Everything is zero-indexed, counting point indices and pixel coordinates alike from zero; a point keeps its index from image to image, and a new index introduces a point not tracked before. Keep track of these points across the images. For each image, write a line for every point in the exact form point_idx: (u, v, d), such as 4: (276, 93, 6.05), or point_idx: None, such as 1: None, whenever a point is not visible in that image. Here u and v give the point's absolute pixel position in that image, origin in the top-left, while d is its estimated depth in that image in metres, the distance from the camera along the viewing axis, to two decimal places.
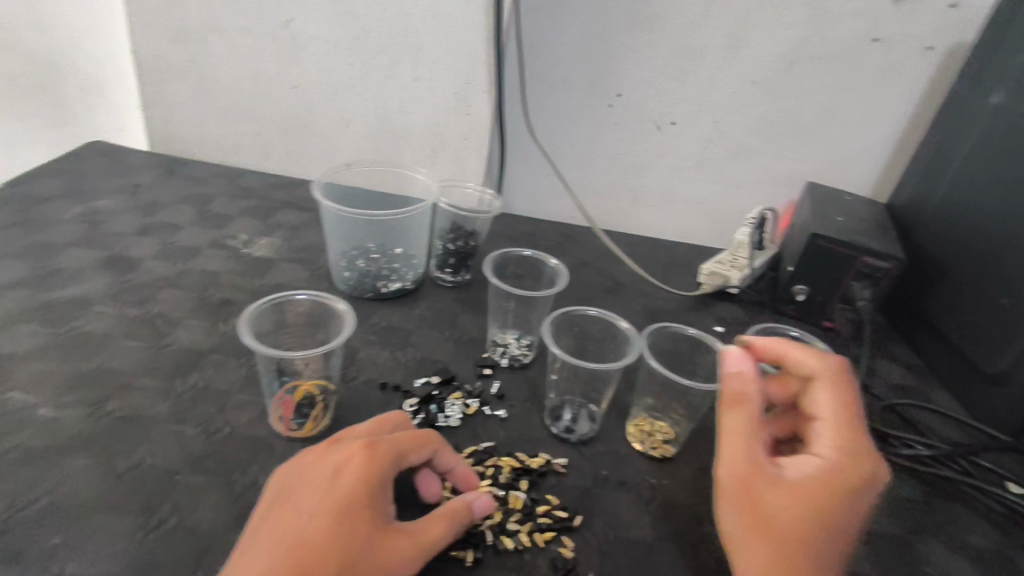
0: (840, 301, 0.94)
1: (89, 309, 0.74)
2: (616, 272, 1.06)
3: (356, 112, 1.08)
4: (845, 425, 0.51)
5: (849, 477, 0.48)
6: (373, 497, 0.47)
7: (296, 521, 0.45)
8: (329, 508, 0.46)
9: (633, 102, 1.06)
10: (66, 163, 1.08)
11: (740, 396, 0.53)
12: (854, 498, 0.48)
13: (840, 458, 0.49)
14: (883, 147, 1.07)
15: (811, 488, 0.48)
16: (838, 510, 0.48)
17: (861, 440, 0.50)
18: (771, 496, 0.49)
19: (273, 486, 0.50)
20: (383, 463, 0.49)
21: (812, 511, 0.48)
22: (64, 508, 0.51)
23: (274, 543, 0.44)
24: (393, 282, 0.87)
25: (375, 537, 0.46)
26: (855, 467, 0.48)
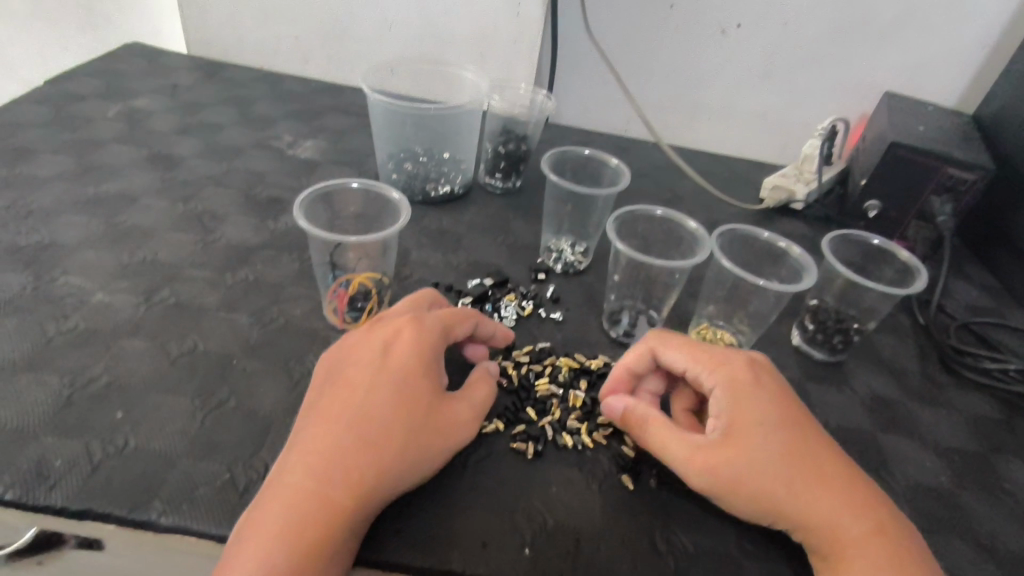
0: (916, 218, 0.87)
1: (135, 203, 0.73)
2: (672, 185, 1.01)
3: (398, 10, 1.02)
4: (702, 353, 0.52)
5: (747, 382, 0.49)
6: (428, 366, 0.47)
7: (356, 392, 0.45)
8: (386, 379, 0.45)
9: (695, 4, 0.98)
10: (105, 63, 1.06)
11: (642, 419, 0.50)
12: (763, 389, 0.49)
13: (732, 376, 0.50)
14: (975, 51, 0.97)
15: (746, 415, 0.47)
16: (772, 411, 0.48)
17: (721, 354, 0.52)
18: (736, 452, 0.46)
19: (321, 370, 0.48)
20: (431, 335, 0.49)
21: (768, 428, 0.47)
22: (124, 386, 0.51)
23: (332, 422, 0.43)
24: (442, 186, 0.84)
25: (435, 404, 0.46)
26: (737, 374, 0.50)
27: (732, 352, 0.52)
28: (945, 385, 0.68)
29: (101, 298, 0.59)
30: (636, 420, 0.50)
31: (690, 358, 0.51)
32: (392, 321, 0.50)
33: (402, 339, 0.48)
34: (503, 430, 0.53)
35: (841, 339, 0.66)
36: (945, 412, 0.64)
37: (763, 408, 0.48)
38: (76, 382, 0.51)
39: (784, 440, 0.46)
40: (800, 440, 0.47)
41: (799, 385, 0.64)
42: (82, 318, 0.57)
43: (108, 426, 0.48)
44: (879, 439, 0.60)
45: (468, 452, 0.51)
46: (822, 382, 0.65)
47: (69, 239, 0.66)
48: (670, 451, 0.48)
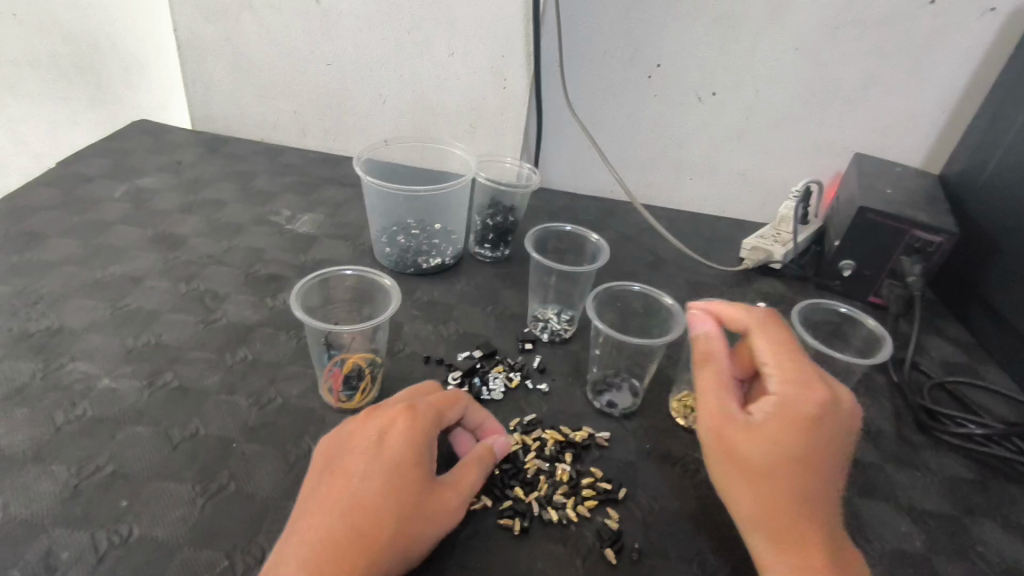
0: (889, 276, 0.91)
1: (140, 284, 0.77)
2: (657, 247, 1.05)
3: (391, 87, 1.08)
4: (787, 362, 0.51)
5: (812, 408, 0.48)
6: (420, 454, 0.49)
7: (349, 483, 0.47)
8: (379, 469, 0.47)
9: (672, 71, 1.03)
10: (113, 142, 1.11)
11: (706, 354, 0.55)
12: (821, 428, 0.48)
13: (801, 394, 0.49)
14: (937, 115, 1.02)
15: (780, 425, 0.48)
16: (811, 443, 0.47)
17: (807, 375, 0.50)
18: (745, 442, 0.48)
19: (319, 456, 0.51)
20: (424, 422, 0.50)
21: (790, 447, 0.47)
22: (129, 474, 0.53)
23: (326, 513, 0.46)
24: (434, 258, 0.88)
25: (425, 492, 0.48)
26: (807, 392, 0.48)
27: (829, 384, 0.50)
28: (920, 447, 0.70)
29: (107, 383, 0.62)
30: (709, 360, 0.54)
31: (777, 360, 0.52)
32: (387, 408, 0.52)
33: (396, 426, 0.50)
34: (491, 506, 0.56)
35: None
36: (920, 475, 0.67)
37: (800, 435, 0.47)
38: (82, 472, 0.53)
39: (795, 465, 0.47)
40: (810, 476, 0.47)
41: None
42: (89, 405, 0.59)
43: (113, 515, 0.50)
44: (856, 504, 0.62)
45: (457, 530, 0.53)
46: None
47: (76, 324, 0.69)
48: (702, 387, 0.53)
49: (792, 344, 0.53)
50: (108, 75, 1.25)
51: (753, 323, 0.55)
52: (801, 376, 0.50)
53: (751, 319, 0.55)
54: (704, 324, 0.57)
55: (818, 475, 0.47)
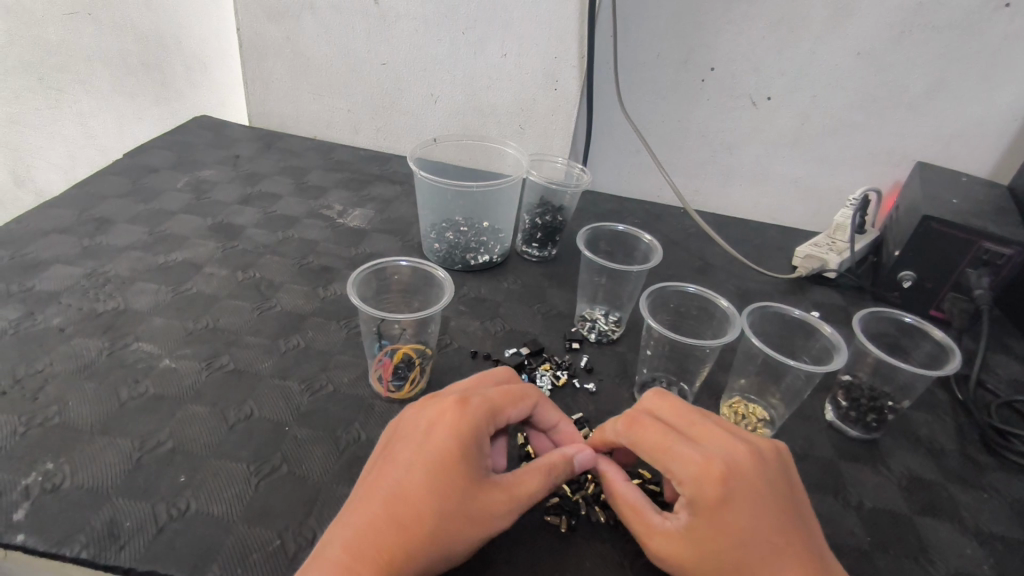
0: (952, 288, 0.87)
1: (199, 271, 0.79)
2: (706, 252, 1.03)
3: (443, 88, 1.09)
4: (668, 462, 0.46)
5: (712, 498, 0.44)
6: (468, 450, 0.48)
7: (396, 473, 0.47)
8: (425, 463, 0.47)
9: (727, 75, 1.02)
10: (175, 135, 1.15)
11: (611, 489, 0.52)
12: (728, 509, 0.44)
13: (697, 490, 0.44)
14: (1009, 124, 0.98)
15: (694, 526, 0.45)
16: (733, 532, 0.43)
17: (693, 463, 0.45)
18: (675, 552, 0.46)
19: (381, 443, 0.51)
20: (473, 417, 0.49)
21: (714, 547, 0.44)
22: (187, 451, 0.55)
23: (371, 501, 0.46)
24: (482, 255, 0.88)
25: (473, 487, 0.46)
26: (697, 481, 0.44)
27: (723, 459, 0.45)
28: (987, 467, 0.67)
29: (167, 364, 0.64)
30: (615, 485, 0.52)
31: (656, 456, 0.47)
32: (442, 401, 0.51)
33: (446, 420, 0.49)
34: (538, 502, 0.55)
35: (875, 418, 0.66)
36: (987, 496, 0.63)
37: (716, 532, 0.44)
38: (144, 446, 0.55)
39: (730, 561, 0.44)
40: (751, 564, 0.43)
41: (833, 464, 0.64)
42: (150, 383, 0.62)
43: (172, 490, 0.51)
44: (918, 524, 0.59)
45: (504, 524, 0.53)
46: (857, 461, 0.65)
47: (139, 306, 0.71)
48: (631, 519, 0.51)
49: (663, 435, 0.47)
50: (172, 73, 1.31)
51: (622, 433, 0.50)
52: (683, 464, 0.45)
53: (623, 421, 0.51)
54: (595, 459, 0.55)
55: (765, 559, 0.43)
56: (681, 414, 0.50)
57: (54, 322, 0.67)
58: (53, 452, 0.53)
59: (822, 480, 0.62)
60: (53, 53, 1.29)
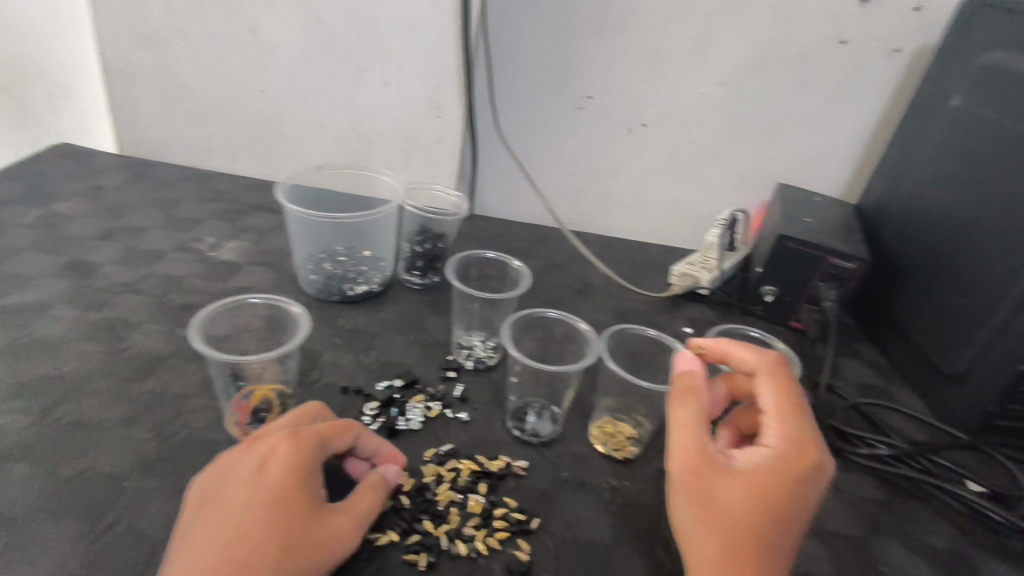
0: (808, 301, 0.94)
1: (41, 314, 0.73)
2: (590, 274, 1.06)
3: (326, 115, 1.07)
4: (791, 420, 0.52)
5: (799, 459, 0.50)
6: (303, 482, 0.48)
7: (228, 518, 0.45)
8: (260, 500, 0.46)
9: (603, 106, 1.06)
10: (29, 165, 1.07)
11: (690, 388, 0.55)
12: (803, 485, 0.49)
13: (799, 454, 0.50)
14: (853, 148, 1.08)
15: (762, 470, 0.49)
16: (789, 489, 0.49)
17: (808, 435, 0.51)
18: (723, 483, 0.49)
19: (194, 493, 0.48)
20: (307, 449, 0.49)
21: (763, 499, 0.48)
22: (5, 518, 0.50)
23: (203, 551, 0.44)
24: (360, 285, 0.86)
25: (310, 520, 0.47)
26: (803, 449, 0.50)
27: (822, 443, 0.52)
28: (834, 469, 0.72)
29: None
30: (693, 390, 0.55)
31: (780, 409, 0.53)
32: (269, 438, 0.50)
33: (278, 455, 0.48)
34: (397, 541, 0.54)
35: None
36: (832, 496, 0.68)
37: (785, 492, 0.49)
38: None
39: (773, 511, 0.48)
40: (781, 521, 0.48)
41: None
42: None
43: None
44: None
45: (359, 568, 0.52)
46: None
47: None
48: (684, 425, 0.53)
49: (803, 400, 0.54)
50: (31, 97, 1.21)
51: (770, 363, 0.55)
52: (800, 433, 0.51)
53: (757, 361, 0.56)
54: (689, 362, 0.57)
55: (784, 532, 0.48)
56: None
57: None
58: None
59: None
60: None
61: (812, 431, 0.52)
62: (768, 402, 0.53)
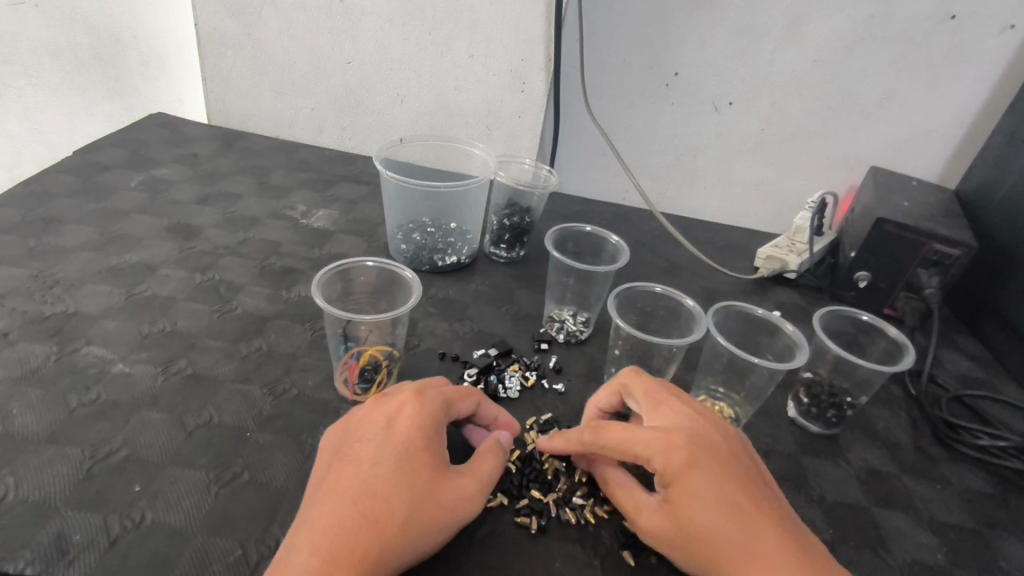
0: (905, 288, 0.90)
1: (154, 273, 0.76)
2: (672, 254, 1.05)
3: (410, 88, 1.08)
4: (630, 438, 0.49)
5: (675, 467, 0.47)
6: (429, 438, 0.49)
7: (360, 467, 0.46)
8: (391, 453, 0.47)
9: (690, 82, 1.04)
10: (129, 133, 1.11)
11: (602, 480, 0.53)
12: (685, 492, 0.46)
13: (656, 468, 0.47)
14: (955, 131, 1.02)
15: (671, 498, 0.46)
16: (709, 489, 0.46)
17: (644, 443, 0.49)
18: (659, 535, 0.47)
19: (326, 447, 0.50)
20: (431, 408, 0.50)
21: (686, 523, 0.45)
22: (142, 459, 0.53)
23: (337, 498, 0.45)
24: (450, 256, 0.87)
25: (438, 476, 0.47)
26: (657, 461, 0.47)
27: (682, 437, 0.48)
28: (939, 460, 0.69)
29: (120, 369, 0.61)
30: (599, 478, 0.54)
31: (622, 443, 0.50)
32: (396, 396, 0.52)
33: (406, 412, 0.50)
34: (507, 504, 0.55)
35: (834, 412, 0.68)
36: (940, 487, 0.66)
37: (688, 508, 0.46)
38: (96, 455, 0.52)
39: (706, 541, 0.45)
40: (719, 537, 0.44)
41: (795, 458, 0.66)
42: (103, 389, 0.59)
43: (127, 500, 0.49)
44: (876, 515, 0.61)
45: (474, 527, 0.52)
46: (818, 455, 0.67)
47: (90, 310, 0.68)
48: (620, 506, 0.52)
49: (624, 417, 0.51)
50: (126, 67, 1.26)
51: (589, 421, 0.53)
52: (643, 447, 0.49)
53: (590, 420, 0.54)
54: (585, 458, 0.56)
55: (731, 533, 0.44)
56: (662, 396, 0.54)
57: None
58: None
59: (785, 474, 0.63)
60: None
61: (647, 432, 0.49)
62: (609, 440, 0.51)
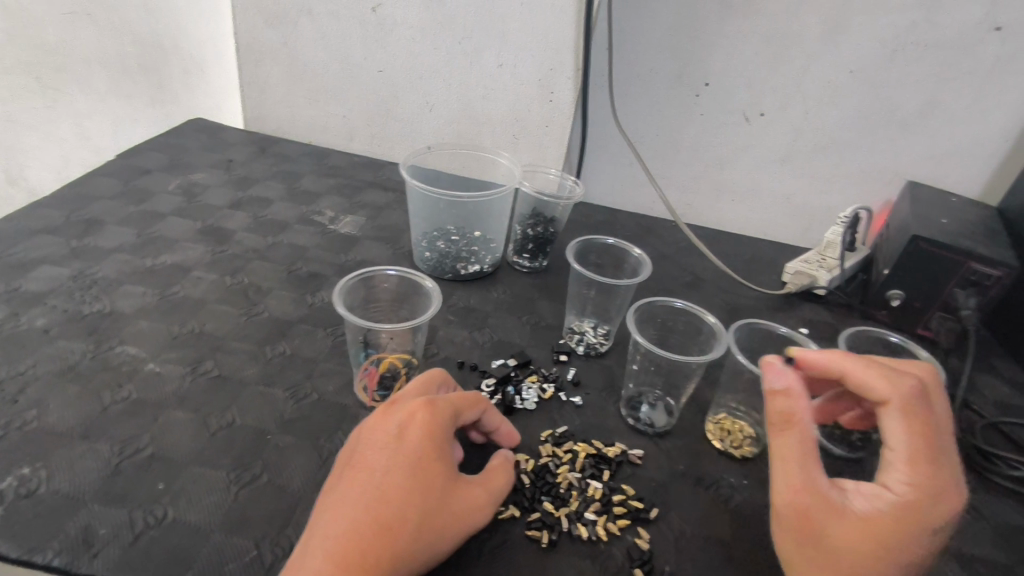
0: (940, 308, 0.87)
1: (186, 275, 0.79)
2: (698, 267, 1.04)
3: (439, 96, 1.09)
4: (928, 460, 0.45)
5: (919, 518, 0.44)
6: (441, 451, 0.48)
7: (373, 475, 0.46)
8: (404, 463, 0.47)
9: (722, 92, 1.02)
10: (170, 138, 1.15)
11: (788, 418, 0.48)
12: (928, 535, 0.44)
13: (919, 496, 0.44)
14: (998, 145, 0.98)
15: (888, 525, 0.44)
16: (916, 556, 0.44)
17: (930, 475, 0.45)
18: (837, 527, 0.45)
19: (341, 451, 0.50)
20: (443, 416, 0.50)
21: (880, 545, 0.44)
22: (167, 457, 0.54)
23: (352, 502, 0.45)
24: (472, 265, 0.88)
25: (448, 488, 0.47)
26: (936, 500, 0.44)
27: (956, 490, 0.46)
28: (971, 489, 0.67)
29: (151, 368, 0.64)
30: (799, 424, 0.48)
31: (909, 445, 0.46)
32: (405, 404, 0.51)
33: (417, 421, 0.49)
34: (519, 517, 0.55)
35: (859, 436, 0.66)
36: (970, 518, 0.63)
37: (906, 541, 0.44)
38: (124, 452, 0.54)
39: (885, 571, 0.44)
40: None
41: None
42: (133, 387, 0.61)
43: (151, 496, 0.51)
44: None
45: (485, 539, 0.53)
46: None
47: (124, 310, 0.71)
48: (797, 461, 0.47)
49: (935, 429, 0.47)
50: (168, 74, 1.31)
51: (915, 399, 0.47)
52: (926, 474, 0.45)
53: (894, 394, 0.47)
54: (781, 378, 0.49)
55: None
56: (952, 440, 0.49)
57: (37, 323, 0.67)
58: (31, 456, 0.53)
59: None
60: (51, 54, 1.29)
61: (944, 469, 0.46)
62: (897, 433, 0.47)
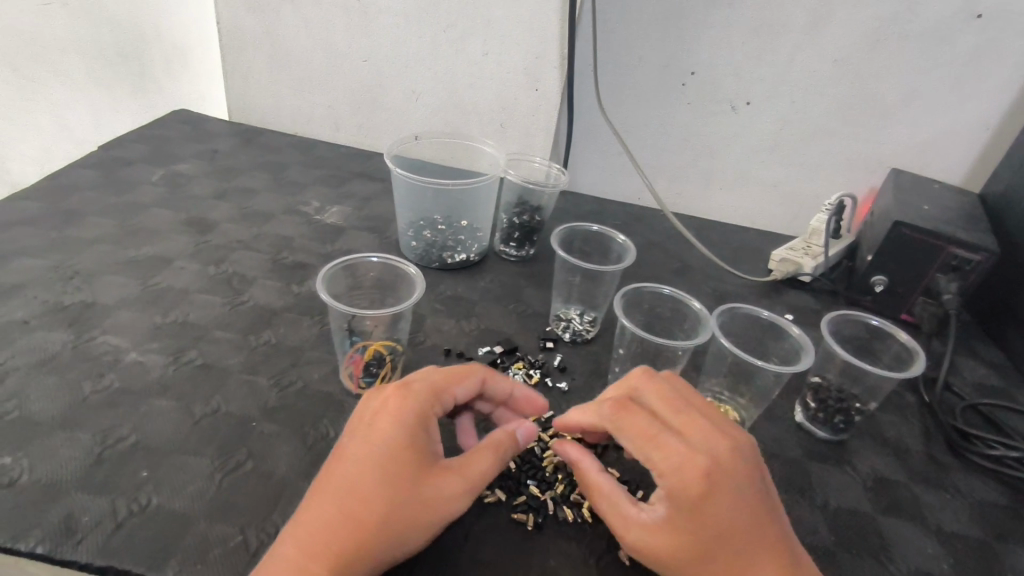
0: (922, 293, 0.88)
1: (169, 265, 0.78)
2: (684, 255, 1.04)
3: (425, 86, 1.09)
4: (653, 447, 0.45)
5: (693, 493, 0.43)
6: (413, 437, 0.47)
7: (345, 464, 0.46)
8: (372, 452, 0.45)
9: (709, 81, 1.03)
10: (152, 129, 1.14)
11: (589, 481, 0.51)
12: (701, 514, 0.43)
13: (677, 482, 0.43)
14: (979, 133, 0.99)
15: (678, 536, 0.44)
16: (717, 531, 0.43)
17: (676, 453, 0.44)
18: (652, 545, 0.46)
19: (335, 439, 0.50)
20: (415, 400, 0.48)
21: (686, 544, 0.44)
22: (150, 446, 0.54)
23: (325, 493, 0.45)
24: (459, 254, 0.87)
25: (420, 475, 0.45)
26: (678, 477, 0.43)
27: (694, 450, 0.44)
28: (950, 468, 0.68)
29: (133, 357, 0.63)
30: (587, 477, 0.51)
31: (642, 449, 0.46)
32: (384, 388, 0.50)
33: (388, 408, 0.48)
34: (504, 500, 0.55)
35: (842, 419, 0.67)
36: (950, 497, 0.64)
37: (696, 529, 0.43)
38: (107, 441, 0.54)
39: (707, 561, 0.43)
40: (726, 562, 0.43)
41: (801, 464, 0.65)
42: (115, 376, 0.61)
43: (134, 484, 0.51)
44: (881, 523, 0.60)
45: (471, 522, 0.53)
46: (825, 462, 0.66)
47: (106, 301, 0.70)
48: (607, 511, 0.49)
49: (664, 421, 0.46)
50: (150, 64, 1.29)
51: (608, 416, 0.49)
52: (665, 460, 0.44)
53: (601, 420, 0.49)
54: (568, 451, 0.53)
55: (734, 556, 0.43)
56: (675, 395, 0.48)
57: (17, 314, 0.66)
58: (12, 445, 0.52)
59: (789, 480, 0.62)
60: (30, 45, 1.28)
61: (675, 443, 0.44)
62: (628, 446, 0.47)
